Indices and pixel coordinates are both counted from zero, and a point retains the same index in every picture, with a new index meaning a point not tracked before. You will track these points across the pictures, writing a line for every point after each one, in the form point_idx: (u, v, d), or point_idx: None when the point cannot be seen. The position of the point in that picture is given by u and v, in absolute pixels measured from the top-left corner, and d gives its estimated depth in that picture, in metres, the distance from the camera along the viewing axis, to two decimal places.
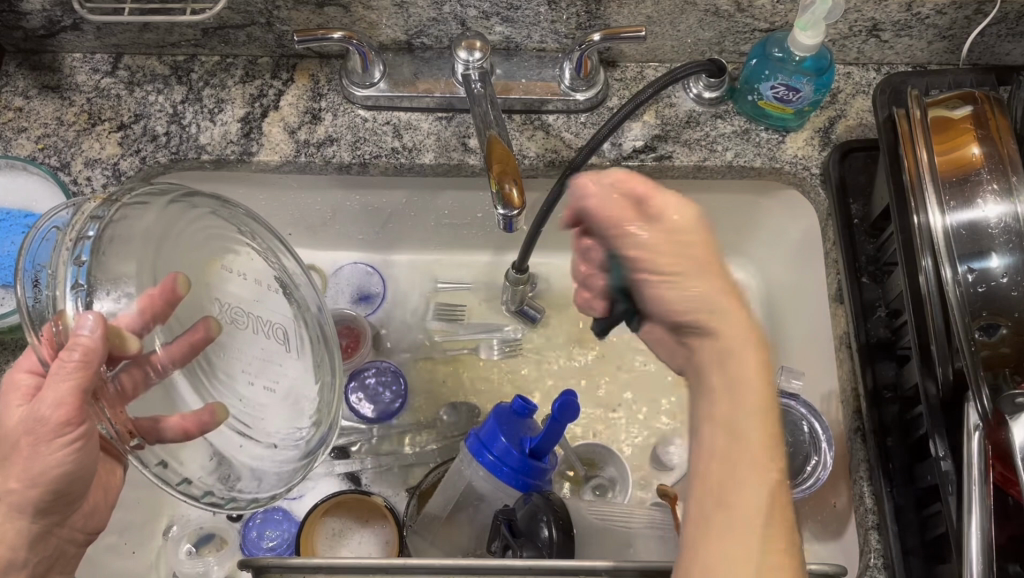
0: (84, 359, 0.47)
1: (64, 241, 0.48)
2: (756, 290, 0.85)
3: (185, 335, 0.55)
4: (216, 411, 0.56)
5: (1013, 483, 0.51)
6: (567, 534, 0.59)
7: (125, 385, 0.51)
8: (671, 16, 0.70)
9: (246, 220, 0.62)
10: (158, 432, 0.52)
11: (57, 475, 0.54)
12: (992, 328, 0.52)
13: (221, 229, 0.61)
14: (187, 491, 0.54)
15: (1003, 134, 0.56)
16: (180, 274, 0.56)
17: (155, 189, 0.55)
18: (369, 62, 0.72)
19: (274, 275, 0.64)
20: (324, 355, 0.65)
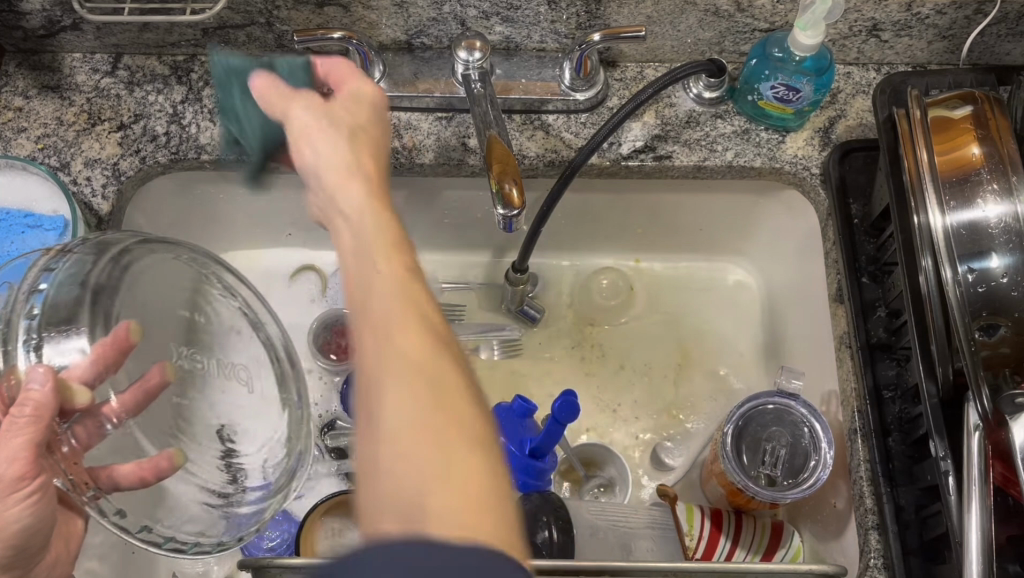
0: (36, 414, 0.49)
1: (16, 298, 0.51)
2: (756, 291, 0.86)
3: (137, 383, 0.57)
4: (173, 458, 0.57)
5: (1013, 484, 0.50)
6: (567, 535, 0.60)
7: (79, 437, 0.54)
8: (671, 16, 0.70)
9: (186, 255, 0.63)
10: (114, 480, 0.54)
11: (13, 531, 0.54)
12: (992, 328, 0.53)
13: (168, 273, 0.62)
14: (147, 538, 0.55)
15: (1003, 134, 0.56)
16: (132, 322, 0.58)
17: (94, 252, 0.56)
18: (369, 62, 0.72)
19: (232, 312, 0.66)
20: (287, 389, 0.67)
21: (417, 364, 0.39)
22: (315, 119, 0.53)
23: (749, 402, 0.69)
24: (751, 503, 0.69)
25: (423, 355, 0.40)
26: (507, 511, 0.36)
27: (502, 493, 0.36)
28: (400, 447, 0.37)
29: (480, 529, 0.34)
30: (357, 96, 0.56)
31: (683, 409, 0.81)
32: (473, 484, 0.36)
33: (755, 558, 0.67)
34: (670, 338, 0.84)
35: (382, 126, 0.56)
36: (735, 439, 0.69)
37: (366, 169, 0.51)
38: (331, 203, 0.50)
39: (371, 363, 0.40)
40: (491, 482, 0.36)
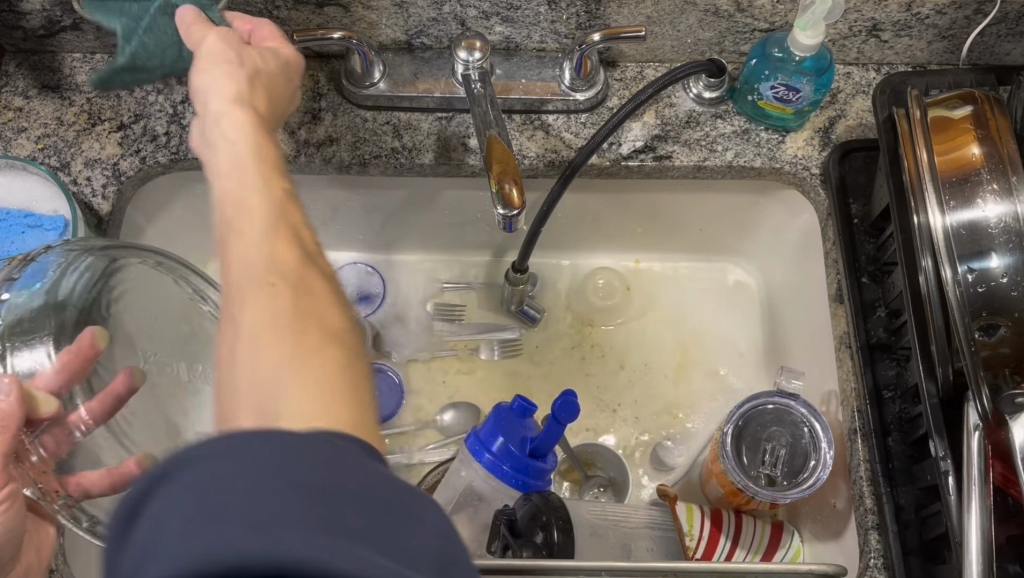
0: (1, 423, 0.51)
1: None
2: (756, 291, 0.86)
3: (105, 391, 0.58)
4: (143, 461, 0.56)
5: (1013, 484, 0.51)
6: (568, 535, 0.60)
7: (48, 446, 0.55)
8: (671, 16, 0.70)
9: (153, 259, 0.65)
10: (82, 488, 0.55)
11: None
12: (992, 328, 0.53)
13: (139, 277, 0.64)
14: None
15: (1003, 134, 0.56)
16: (99, 329, 0.59)
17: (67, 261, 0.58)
18: (369, 62, 0.72)
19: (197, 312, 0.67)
20: None
21: (285, 271, 0.42)
22: (224, 51, 0.52)
23: (749, 402, 0.68)
24: (750, 503, 0.69)
25: (292, 266, 0.42)
26: (364, 404, 0.38)
27: (362, 388, 0.38)
28: (263, 355, 0.38)
29: (339, 416, 0.35)
30: (271, 51, 0.56)
31: (683, 409, 0.81)
32: (331, 376, 0.37)
33: (755, 558, 0.67)
34: (669, 338, 0.84)
35: (288, 85, 0.56)
36: (734, 439, 0.68)
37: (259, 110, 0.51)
38: (211, 125, 0.49)
39: (242, 285, 0.41)
40: (349, 377, 0.38)
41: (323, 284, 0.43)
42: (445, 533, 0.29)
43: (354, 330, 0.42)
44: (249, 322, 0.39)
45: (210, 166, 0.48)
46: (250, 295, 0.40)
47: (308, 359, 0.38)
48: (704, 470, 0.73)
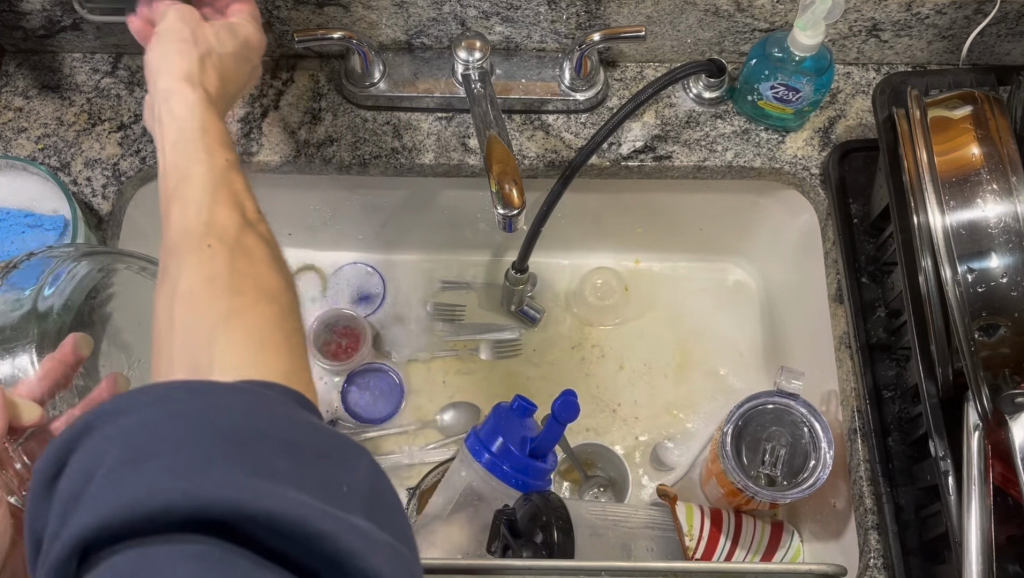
0: None
1: None
2: (755, 291, 0.86)
3: (91, 399, 0.56)
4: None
5: (1013, 484, 0.51)
6: (568, 534, 0.60)
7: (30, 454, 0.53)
8: (671, 16, 0.70)
9: (140, 265, 0.65)
10: None
11: None
12: (992, 328, 0.53)
13: (123, 284, 0.64)
14: None
15: (1003, 134, 0.56)
16: (83, 336, 0.58)
17: (50, 267, 0.59)
18: (369, 62, 0.72)
19: None
20: None
21: (224, 235, 0.45)
22: (179, 30, 0.55)
23: (749, 402, 0.69)
24: (750, 503, 0.69)
25: (232, 230, 0.45)
26: (297, 356, 0.40)
27: (295, 343, 0.41)
28: (194, 308, 0.40)
29: (271, 365, 0.38)
30: (230, 30, 0.58)
31: (683, 409, 0.81)
32: (262, 327, 0.40)
33: (755, 558, 0.67)
34: (669, 338, 0.84)
35: (246, 64, 0.59)
36: (734, 439, 0.68)
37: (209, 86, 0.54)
38: (161, 101, 0.52)
39: (180, 249, 0.44)
40: (282, 330, 0.41)
41: (263, 249, 0.46)
42: (371, 478, 0.32)
43: (291, 291, 0.45)
44: (186, 280, 0.42)
45: (159, 140, 0.52)
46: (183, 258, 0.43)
47: (241, 314, 0.40)
48: (704, 469, 0.73)
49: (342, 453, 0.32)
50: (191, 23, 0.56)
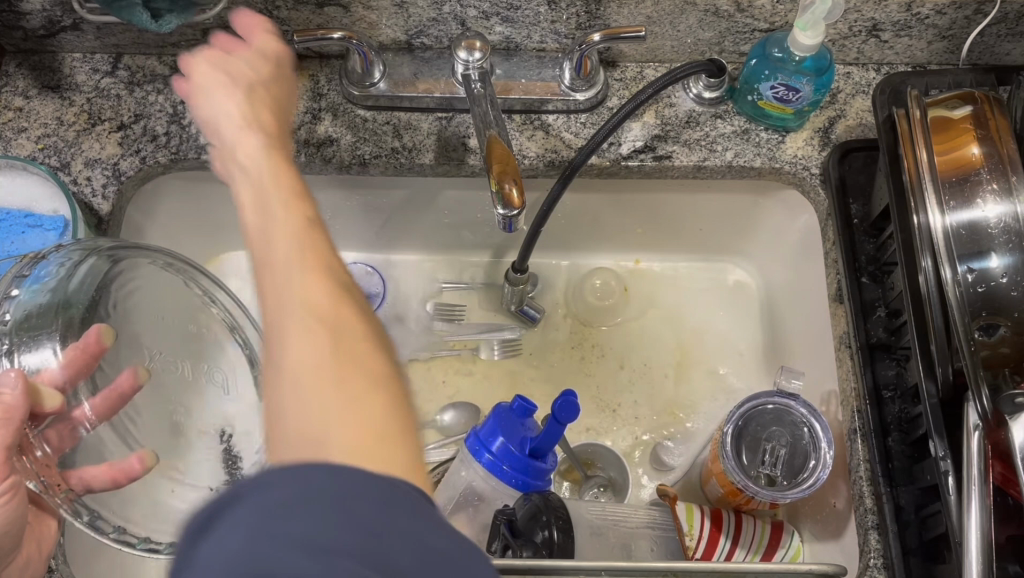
0: (6, 416, 0.49)
1: None
2: (756, 291, 0.86)
3: (112, 388, 0.58)
4: (145, 457, 0.58)
5: (1013, 484, 0.51)
6: (567, 535, 0.60)
7: (53, 440, 0.54)
8: (671, 16, 0.70)
9: (165, 262, 0.65)
10: (88, 483, 0.55)
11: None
12: (992, 328, 0.53)
13: (144, 277, 0.64)
14: (122, 539, 0.57)
15: (1003, 134, 0.56)
16: (105, 324, 0.58)
17: (71, 261, 0.57)
18: (369, 62, 0.72)
19: (201, 311, 0.67)
20: None
21: (318, 305, 0.42)
22: (217, 74, 0.55)
23: (749, 402, 0.68)
24: (751, 503, 0.69)
25: (330, 303, 0.42)
26: (411, 444, 0.38)
27: (409, 429, 0.39)
28: (307, 394, 0.38)
29: (394, 460, 0.36)
30: (262, 55, 0.58)
31: (684, 409, 0.81)
32: (379, 412, 0.38)
33: (754, 558, 0.67)
34: (669, 338, 0.84)
35: (285, 83, 0.59)
36: (735, 438, 0.68)
37: (266, 130, 0.53)
38: (229, 156, 0.52)
39: (278, 320, 0.42)
40: (393, 416, 0.38)
41: (359, 316, 0.43)
42: None
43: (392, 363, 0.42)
44: (294, 368, 0.39)
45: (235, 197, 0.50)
46: (285, 332, 0.41)
47: (356, 398, 0.38)
48: (704, 469, 0.73)
49: (466, 562, 0.31)
50: (235, 68, 0.56)
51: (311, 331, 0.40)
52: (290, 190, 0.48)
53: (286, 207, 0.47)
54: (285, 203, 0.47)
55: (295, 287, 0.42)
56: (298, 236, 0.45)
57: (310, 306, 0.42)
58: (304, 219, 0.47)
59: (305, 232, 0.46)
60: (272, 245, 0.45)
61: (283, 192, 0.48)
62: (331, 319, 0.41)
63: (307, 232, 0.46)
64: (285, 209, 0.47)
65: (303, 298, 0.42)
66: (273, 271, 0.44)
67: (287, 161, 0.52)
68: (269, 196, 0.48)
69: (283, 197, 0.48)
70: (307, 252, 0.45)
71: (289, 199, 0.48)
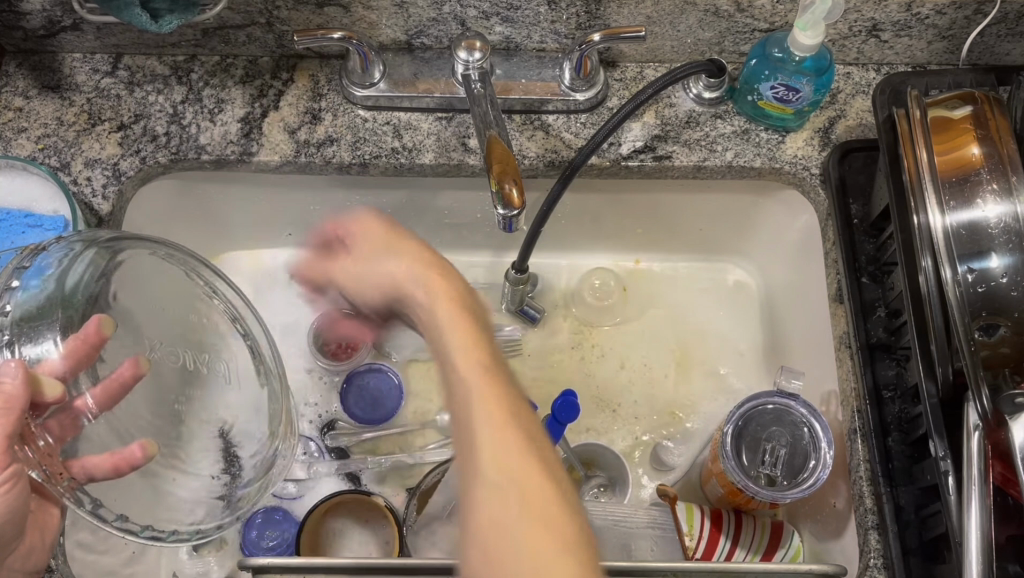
0: (8, 406, 0.49)
1: None
2: (756, 291, 0.86)
3: (112, 377, 0.58)
4: (145, 446, 0.59)
5: (1013, 484, 0.51)
6: None
7: (55, 430, 0.54)
8: (671, 16, 0.70)
9: (163, 251, 0.63)
10: (90, 471, 0.54)
11: None
12: (992, 328, 0.53)
13: (144, 268, 0.63)
14: (124, 527, 0.56)
15: (1003, 134, 0.56)
16: (105, 315, 0.58)
17: (70, 255, 0.56)
18: (369, 62, 0.72)
19: (198, 303, 0.66)
20: (268, 384, 0.68)
21: (510, 467, 0.43)
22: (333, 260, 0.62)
23: (749, 401, 0.68)
24: (752, 504, 0.69)
25: (516, 450, 0.43)
26: None
27: None
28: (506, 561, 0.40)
29: None
30: (369, 219, 0.60)
31: (684, 409, 0.81)
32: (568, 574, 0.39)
33: (755, 558, 0.67)
34: (668, 339, 0.84)
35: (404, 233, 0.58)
36: (735, 438, 0.68)
37: (430, 277, 0.53)
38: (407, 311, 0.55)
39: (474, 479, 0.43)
40: None
41: (549, 461, 0.44)
42: None
43: (581, 517, 0.43)
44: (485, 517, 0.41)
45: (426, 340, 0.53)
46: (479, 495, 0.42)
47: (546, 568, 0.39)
48: (705, 470, 0.73)
49: None
50: (386, 241, 0.58)
51: (512, 494, 0.42)
52: (469, 336, 0.49)
53: (464, 336, 0.49)
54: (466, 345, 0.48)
55: (494, 451, 0.43)
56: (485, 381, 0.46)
57: (504, 457, 0.43)
58: (489, 367, 0.47)
59: (492, 376, 0.46)
60: (460, 396, 0.46)
61: (463, 336, 0.49)
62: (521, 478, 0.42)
63: (503, 381, 0.46)
64: (464, 354, 0.48)
65: (494, 461, 0.43)
66: (466, 425, 0.45)
67: (465, 303, 0.52)
68: (446, 326, 0.50)
69: (462, 342, 0.49)
70: (493, 402, 0.45)
71: (471, 345, 0.48)
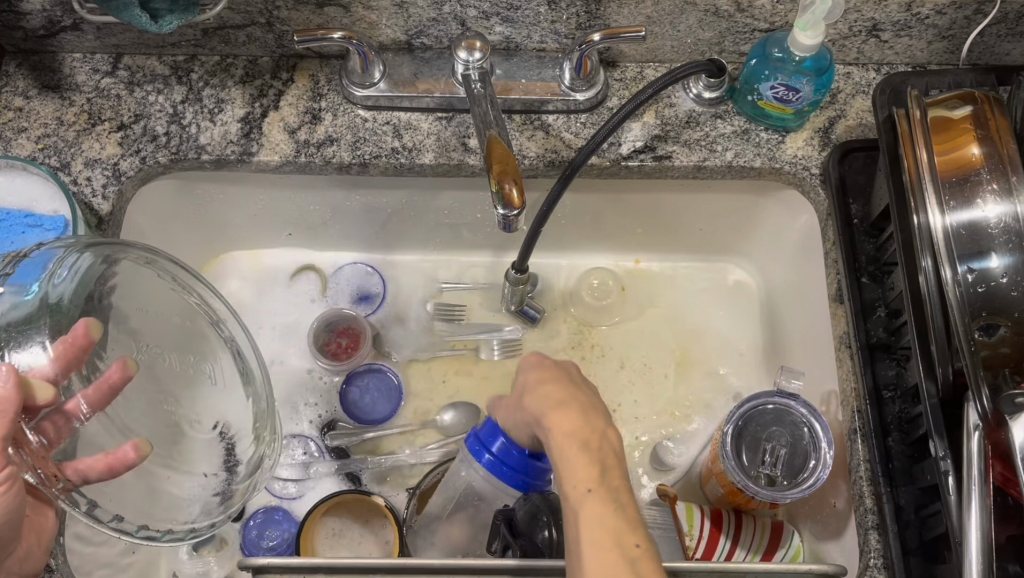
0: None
1: None
2: (756, 291, 0.86)
3: (103, 379, 0.57)
4: (139, 445, 0.56)
5: (1013, 484, 0.51)
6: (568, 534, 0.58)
7: (48, 433, 0.54)
8: (671, 16, 0.70)
9: (144, 257, 0.63)
10: (84, 472, 0.54)
11: None
12: (992, 328, 0.53)
13: (128, 274, 0.63)
14: (119, 527, 0.56)
15: (1003, 134, 0.56)
16: (91, 317, 0.57)
17: (57, 259, 0.57)
18: (369, 61, 0.72)
19: (184, 305, 0.66)
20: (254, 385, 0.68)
21: (615, 545, 0.49)
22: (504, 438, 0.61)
23: (749, 402, 0.68)
24: (752, 504, 0.69)
25: (618, 529, 0.49)
26: None
27: None
28: None
29: None
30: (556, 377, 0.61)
31: (683, 409, 0.81)
32: None
33: (754, 558, 0.67)
34: (668, 339, 0.84)
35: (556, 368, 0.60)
36: (735, 439, 0.68)
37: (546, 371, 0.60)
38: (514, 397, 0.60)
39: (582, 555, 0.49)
40: None
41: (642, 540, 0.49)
42: None
43: None
44: None
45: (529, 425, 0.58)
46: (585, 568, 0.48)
47: None
48: (705, 470, 0.73)
49: None
50: (543, 380, 0.59)
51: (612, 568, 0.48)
52: (578, 424, 0.54)
53: (581, 458, 0.52)
54: (573, 427, 0.54)
55: (600, 533, 0.49)
56: (589, 469, 0.52)
57: (607, 534, 0.49)
58: (594, 452, 0.53)
59: (596, 462, 0.52)
60: (567, 479, 0.52)
61: (574, 425, 0.55)
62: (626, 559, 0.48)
63: (606, 469, 0.52)
64: (568, 440, 0.54)
65: (601, 543, 0.49)
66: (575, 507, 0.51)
67: (576, 393, 0.58)
68: (557, 442, 0.54)
69: (566, 422, 0.55)
70: (598, 486, 0.51)
71: (580, 432, 0.54)
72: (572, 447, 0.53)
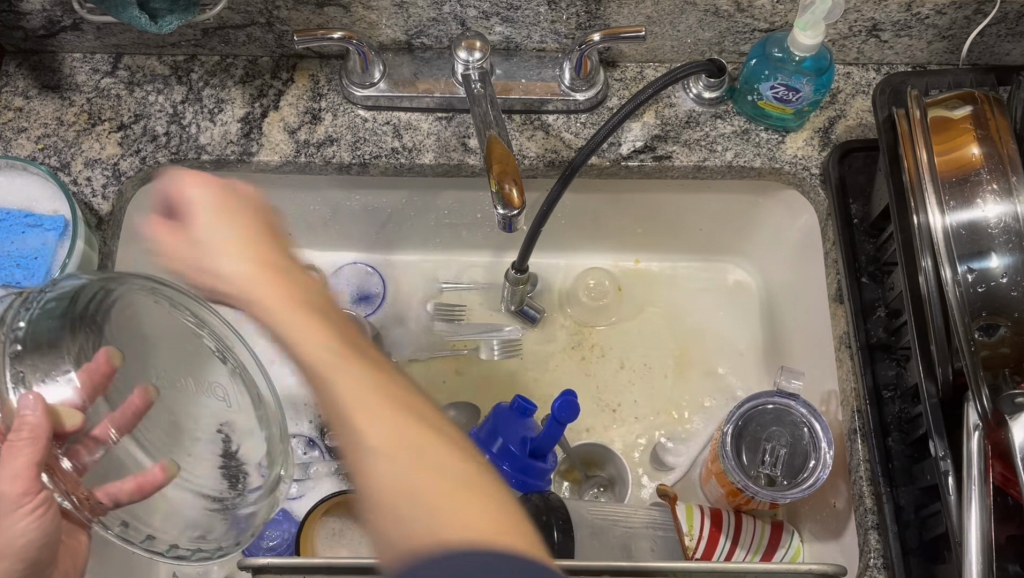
0: (33, 435, 0.49)
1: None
2: (756, 290, 0.86)
3: (128, 403, 0.57)
4: (167, 466, 0.57)
5: (1013, 484, 0.51)
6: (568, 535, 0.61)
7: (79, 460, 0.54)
8: (671, 16, 0.70)
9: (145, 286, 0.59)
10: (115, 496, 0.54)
11: (22, 543, 0.54)
12: (992, 328, 0.53)
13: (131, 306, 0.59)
14: (151, 547, 0.55)
15: (1003, 134, 0.56)
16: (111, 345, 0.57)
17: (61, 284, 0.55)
18: (369, 62, 0.72)
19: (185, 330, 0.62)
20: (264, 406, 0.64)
21: (400, 418, 0.41)
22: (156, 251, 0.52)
23: (749, 402, 0.69)
24: (751, 504, 0.69)
25: (384, 417, 0.40)
26: (508, 523, 0.38)
27: (503, 499, 0.40)
28: (409, 505, 0.38)
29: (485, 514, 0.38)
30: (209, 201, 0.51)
31: (683, 409, 0.81)
32: (479, 499, 0.38)
33: (754, 558, 0.67)
34: (668, 339, 0.84)
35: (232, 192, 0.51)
36: (735, 439, 0.68)
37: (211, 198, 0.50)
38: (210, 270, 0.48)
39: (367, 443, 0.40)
40: (502, 513, 0.38)
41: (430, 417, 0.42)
42: None
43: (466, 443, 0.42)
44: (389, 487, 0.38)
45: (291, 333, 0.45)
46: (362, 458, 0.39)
47: (460, 499, 0.38)
48: (704, 470, 0.73)
49: None
50: (214, 210, 0.49)
51: (409, 428, 0.40)
52: (288, 289, 0.47)
53: (303, 318, 0.45)
54: (271, 289, 0.46)
55: (371, 409, 0.41)
56: (339, 347, 0.44)
57: (375, 396, 0.41)
58: (333, 337, 0.44)
59: (337, 344, 0.44)
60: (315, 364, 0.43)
61: (281, 290, 0.46)
62: (420, 416, 0.42)
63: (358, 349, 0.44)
64: (324, 337, 0.44)
65: (395, 442, 0.39)
66: (355, 408, 0.41)
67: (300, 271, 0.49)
68: (280, 309, 0.45)
69: (279, 301, 0.45)
70: (346, 362, 0.43)
71: (312, 332, 0.44)
72: (303, 329, 0.44)
